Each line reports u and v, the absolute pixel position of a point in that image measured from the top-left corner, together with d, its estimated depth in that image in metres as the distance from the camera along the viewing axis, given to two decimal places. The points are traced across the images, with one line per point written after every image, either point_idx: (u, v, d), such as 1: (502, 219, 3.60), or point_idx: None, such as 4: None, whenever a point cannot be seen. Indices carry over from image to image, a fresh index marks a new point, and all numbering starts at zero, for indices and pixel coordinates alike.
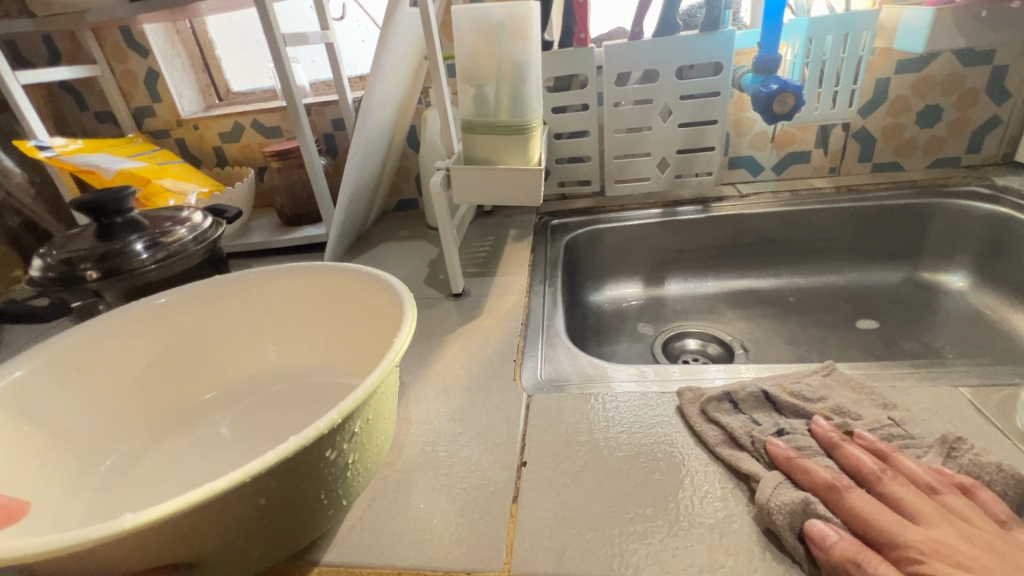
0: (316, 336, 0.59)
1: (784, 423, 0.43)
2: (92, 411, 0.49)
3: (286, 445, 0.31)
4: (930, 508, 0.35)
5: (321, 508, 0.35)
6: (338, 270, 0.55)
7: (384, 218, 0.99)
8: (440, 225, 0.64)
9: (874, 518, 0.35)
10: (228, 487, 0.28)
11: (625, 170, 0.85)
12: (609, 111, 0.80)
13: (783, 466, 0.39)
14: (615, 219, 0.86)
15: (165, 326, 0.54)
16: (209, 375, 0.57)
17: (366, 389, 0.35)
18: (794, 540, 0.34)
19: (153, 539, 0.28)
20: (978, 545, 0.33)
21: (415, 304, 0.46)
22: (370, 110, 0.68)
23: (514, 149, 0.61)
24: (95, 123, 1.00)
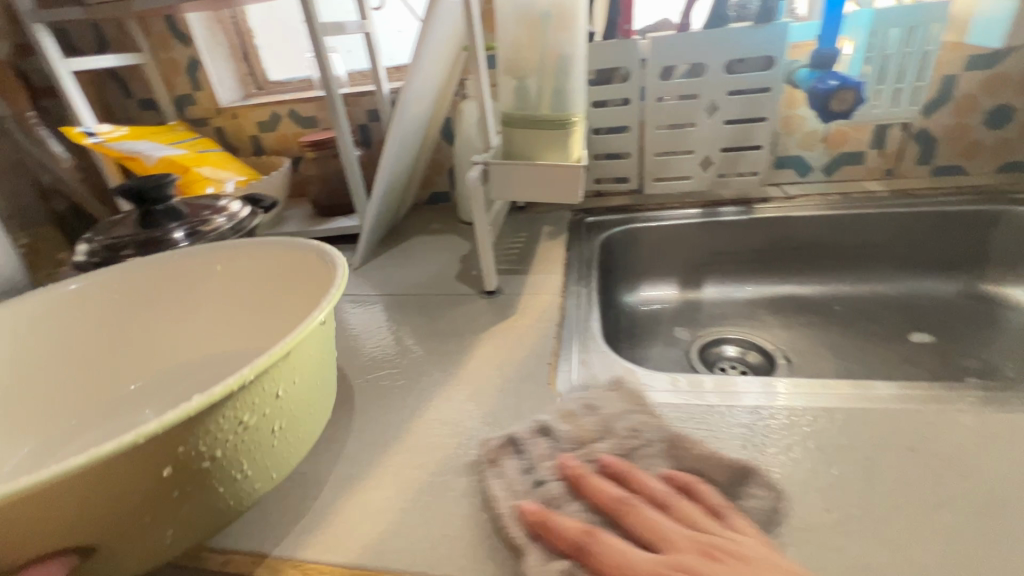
0: (260, 321, 0.56)
1: (541, 471, 0.41)
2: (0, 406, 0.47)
3: (187, 404, 0.29)
4: (675, 531, 0.34)
5: (236, 476, 0.34)
6: (270, 245, 0.54)
7: (416, 211, 0.98)
8: (476, 220, 0.62)
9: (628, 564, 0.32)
10: (115, 451, 0.26)
11: (665, 168, 0.82)
12: (651, 106, 0.77)
13: (540, 532, 0.35)
14: (652, 218, 0.84)
15: (83, 311, 0.51)
16: (138, 364, 0.55)
17: (283, 346, 0.34)
18: None
19: (27, 514, 0.26)
20: (703, 549, 0.33)
21: (346, 263, 0.46)
22: (408, 101, 0.67)
23: (554, 145, 0.59)
24: (138, 110, 1.02)
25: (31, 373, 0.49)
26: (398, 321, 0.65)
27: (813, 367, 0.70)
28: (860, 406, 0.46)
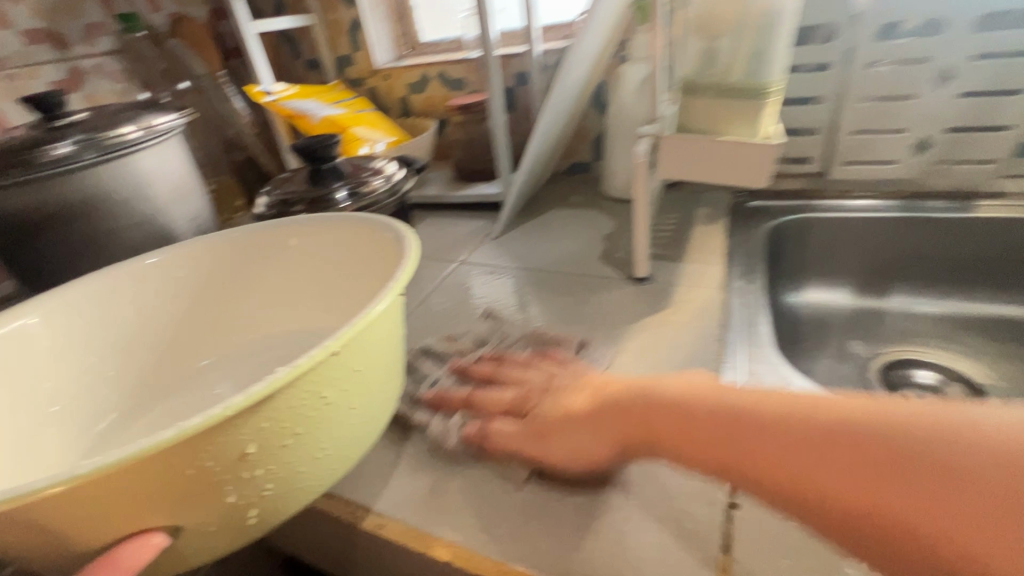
0: (317, 300, 0.56)
1: (435, 368, 0.51)
2: (94, 372, 0.51)
3: (272, 377, 0.28)
4: (530, 375, 0.46)
5: (317, 458, 0.32)
6: (326, 222, 0.52)
7: (555, 182, 0.94)
8: (637, 200, 0.57)
9: (510, 403, 0.43)
10: (207, 423, 0.25)
11: (863, 148, 0.69)
12: (857, 71, 0.64)
13: (438, 401, 0.46)
14: (833, 207, 0.71)
15: (148, 289, 0.53)
16: (213, 337, 0.57)
17: (362, 321, 0.33)
18: (474, 449, 0.42)
19: (120, 490, 0.25)
20: (541, 374, 0.45)
21: (413, 232, 0.45)
22: (571, 64, 0.62)
23: (744, 117, 0.50)
24: (305, 71, 1.10)
25: (116, 341, 0.52)
26: (537, 299, 0.62)
27: None
28: None
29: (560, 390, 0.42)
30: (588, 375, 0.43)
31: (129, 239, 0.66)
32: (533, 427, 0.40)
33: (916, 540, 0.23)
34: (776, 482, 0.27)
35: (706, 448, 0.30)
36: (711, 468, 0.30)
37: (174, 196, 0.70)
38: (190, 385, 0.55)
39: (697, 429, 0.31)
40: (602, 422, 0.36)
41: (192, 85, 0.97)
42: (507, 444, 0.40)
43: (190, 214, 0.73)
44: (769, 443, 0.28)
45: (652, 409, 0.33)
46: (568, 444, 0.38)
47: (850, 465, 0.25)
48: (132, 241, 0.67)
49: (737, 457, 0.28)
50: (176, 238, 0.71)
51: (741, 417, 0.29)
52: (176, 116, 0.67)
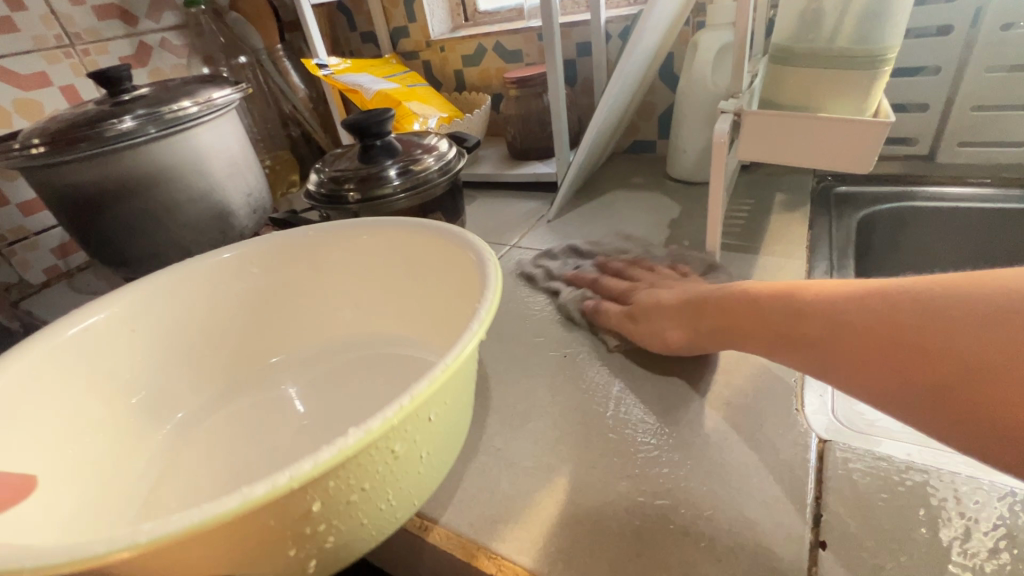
0: (398, 303, 0.56)
1: (577, 261, 0.62)
2: (164, 369, 0.50)
3: (342, 442, 0.26)
4: (648, 276, 0.54)
5: (382, 510, 0.31)
6: (411, 226, 0.50)
7: (614, 161, 0.89)
8: (712, 185, 0.50)
9: (623, 290, 0.52)
10: (274, 493, 0.24)
11: (984, 127, 0.59)
12: (988, 35, 0.54)
13: (571, 280, 0.57)
14: (938, 197, 0.61)
15: (220, 285, 0.52)
16: (285, 335, 0.57)
17: (441, 373, 0.30)
18: (586, 321, 0.52)
19: (184, 551, 0.24)
20: (649, 276, 0.54)
21: (496, 255, 0.42)
22: (643, 31, 0.56)
23: (848, 90, 0.43)
24: (360, 44, 1.08)
25: (187, 339, 0.52)
26: None
27: None
28: None
29: (658, 286, 0.50)
30: (686, 280, 0.51)
31: (188, 215, 0.67)
32: (628, 310, 0.49)
33: (932, 350, 0.29)
34: (824, 334, 0.34)
35: (770, 320, 0.38)
36: (776, 336, 0.37)
37: (229, 172, 0.70)
38: (258, 383, 0.55)
39: (764, 308, 0.39)
40: (689, 313, 0.44)
41: (249, 60, 0.97)
42: (608, 322, 0.50)
43: (245, 191, 0.73)
44: (817, 305, 0.36)
45: (728, 297, 0.42)
46: (652, 325, 0.46)
47: (883, 308, 0.32)
48: (190, 217, 0.67)
49: (794, 322, 0.36)
50: (231, 214, 0.71)
51: (800, 294, 0.37)
52: (232, 91, 0.67)
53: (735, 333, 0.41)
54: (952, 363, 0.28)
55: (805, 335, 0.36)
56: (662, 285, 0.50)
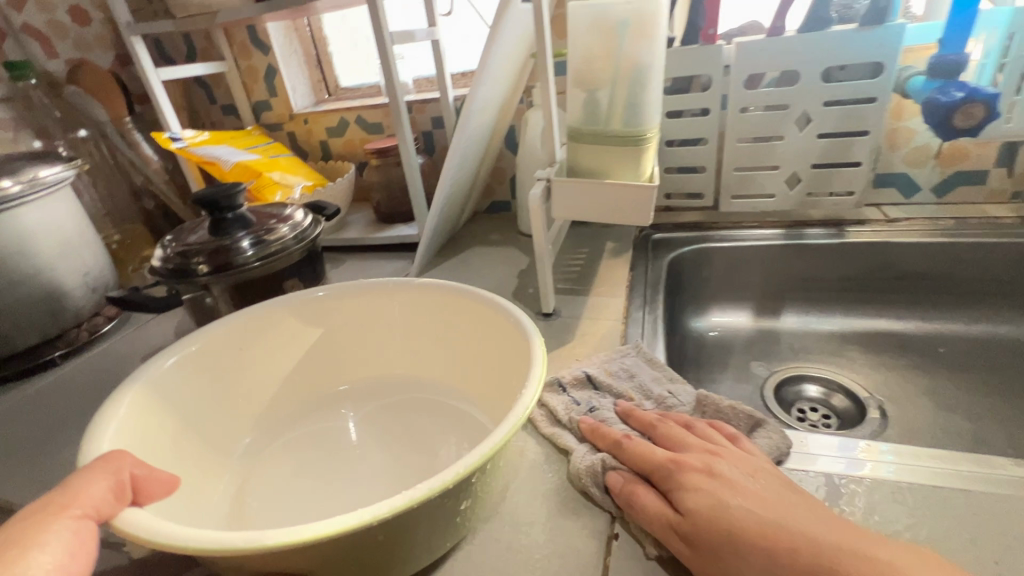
0: (443, 356, 0.60)
1: (597, 401, 0.50)
2: (237, 395, 0.55)
3: (413, 492, 0.31)
4: (693, 441, 0.42)
5: (430, 543, 0.36)
6: (469, 294, 0.54)
7: (476, 220, 0.97)
8: (536, 240, 0.59)
9: (666, 464, 0.40)
10: (356, 527, 0.30)
11: (745, 183, 0.75)
12: (733, 116, 0.71)
13: (588, 436, 0.46)
14: (725, 238, 0.76)
15: (304, 321, 0.58)
16: (345, 370, 0.62)
17: (497, 443, 0.35)
18: (608, 499, 0.41)
19: (299, 553, 0.31)
20: (705, 450, 0.41)
21: (545, 344, 0.44)
22: (471, 112, 0.65)
23: (625, 161, 0.54)
24: (221, 116, 1.08)
25: (263, 369, 0.57)
26: None
27: (915, 418, 0.62)
28: (981, 489, 0.40)
29: (735, 492, 0.36)
30: (771, 483, 0.37)
31: (6, 299, 0.61)
32: (688, 532, 0.35)
33: None
34: None
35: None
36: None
37: (66, 252, 0.67)
38: (322, 408, 0.60)
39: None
40: (773, 556, 0.31)
41: (91, 133, 0.93)
42: (647, 522, 0.37)
43: (82, 269, 0.68)
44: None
45: None
46: (726, 571, 0.32)
47: None
48: (8, 302, 0.62)
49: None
50: (65, 295, 0.67)
51: None
52: (63, 168, 0.64)
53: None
54: None
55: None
56: (739, 491, 0.36)
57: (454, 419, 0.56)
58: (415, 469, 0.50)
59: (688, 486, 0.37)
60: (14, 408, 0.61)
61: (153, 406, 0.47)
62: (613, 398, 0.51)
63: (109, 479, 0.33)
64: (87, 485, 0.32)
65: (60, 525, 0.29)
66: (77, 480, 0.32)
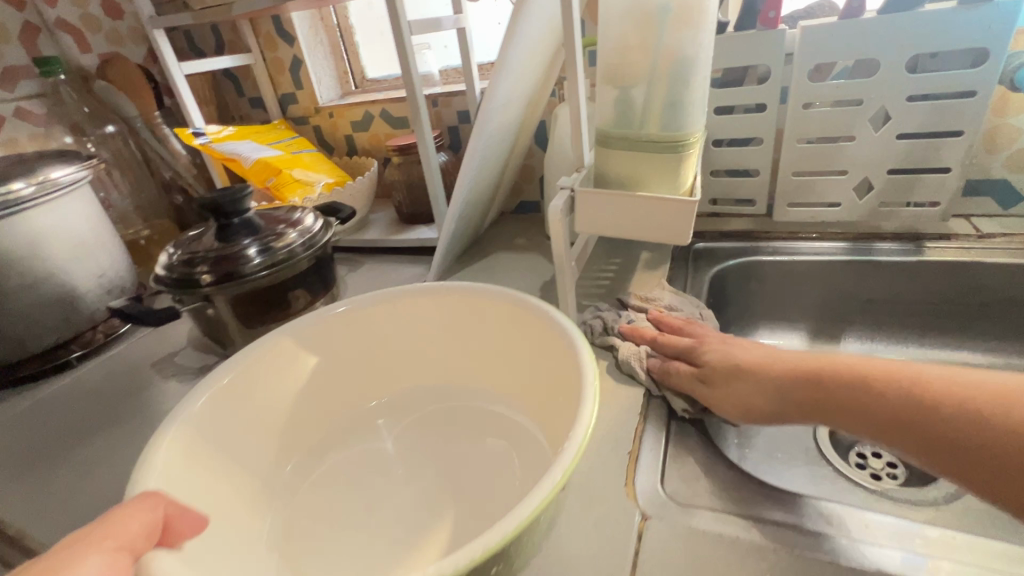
0: (493, 367, 0.54)
1: (629, 311, 0.59)
2: (281, 416, 0.50)
3: None
4: (708, 330, 0.52)
5: None
6: (524, 307, 0.48)
7: (502, 221, 0.91)
8: (557, 256, 0.52)
9: (690, 342, 0.50)
10: None
11: (805, 190, 0.66)
12: (794, 112, 0.61)
13: (626, 334, 0.55)
14: (780, 250, 0.67)
15: (346, 332, 0.53)
16: (380, 383, 0.57)
17: (515, 526, 0.31)
18: (648, 378, 0.50)
19: None
20: (718, 334, 0.51)
21: (596, 397, 0.38)
22: (492, 108, 0.59)
23: (660, 171, 0.47)
24: (249, 109, 1.06)
25: (305, 388, 0.51)
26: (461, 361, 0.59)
27: None
28: None
29: (743, 351, 0.47)
30: (774, 348, 0.48)
31: (20, 302, 0.61)
32: (705, 374, 0.46)
33: (985, 449, 0.30)
34: (882, 414, 0.36)
35: (878, 404, 0.36)
36: (880, 419, 0.36)
37: (80, 253, 0.66)
38: (361, 427, 0.54)
39: (875, 391, 0.37)
40: (761, 377, 0.43)
41: (119, 129, 0.92)
42: (680, 382, 0.48)
43: (97, 271, 0.67)
44: (930, 412, 0.33)
45: (834, 377, 0.39)
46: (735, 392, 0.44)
47: (983, 409, 0.31)
48: (22, 305, 0.61)
49: (905, 407, 0.35)
50: (79, 298, 0.66)
51: (871, 373, 0.38)
52: (79, 169, 0.63)
53: (836, 414, 0.38)
54: (1007, 456, 0.29)
55: (918, 431, 0.33)
56: (749, 350, 0.47)
57: (505, 444, 0.50)
58: (411, 509, 0.45)
59: (707, 350, 0.49)
60: (29, 410, 0.62)
61: (196, 448, 0.41)
62: (642, 313, 0.59)
63: (145, 517, 0.32)
64: (127, 519, 0.31)
65: (106, 553, 0.28)
66: (116, 513, 0.31)
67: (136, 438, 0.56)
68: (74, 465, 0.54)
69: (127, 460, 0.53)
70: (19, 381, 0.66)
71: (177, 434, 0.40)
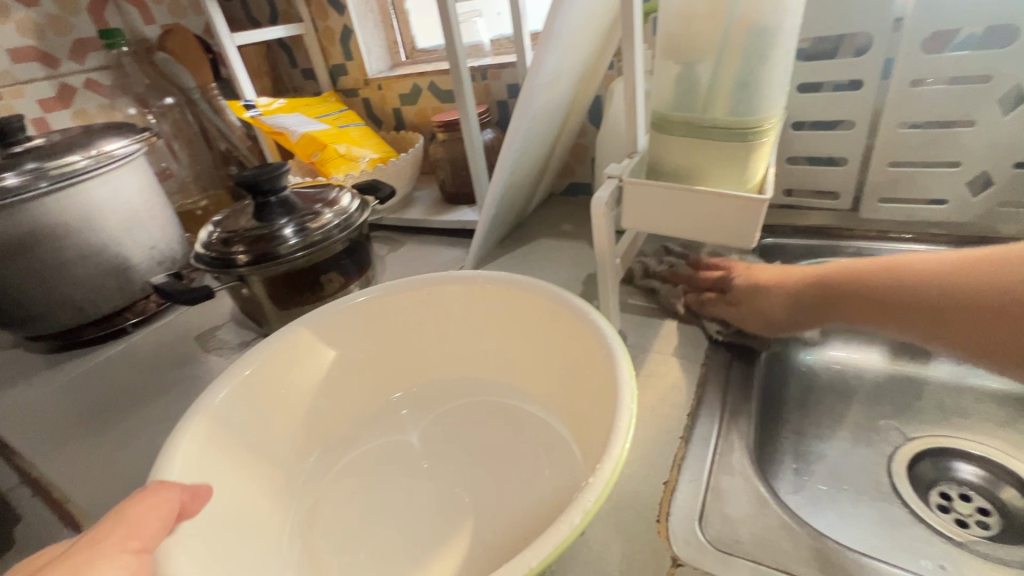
0: (525, 366, 0.50)
1: (669, 253, 0.62)
2: (304, 404, 0.49)
3: None
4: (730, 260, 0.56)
5: None
6: (562, 306, 0.44)
7: (549, 204, 0.86)
8: (600, 253, 0.47)
9: (718, 274, 0.55)
10: None
11: (903, 183, 0.56)
12: (898, 91, 0.51)
13: (665, 277, 0.58)
14: (866, 251, 0.59)
15: (371, 322, 0.51)
16: (406, 375, 0.54)
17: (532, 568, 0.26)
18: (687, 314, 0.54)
19: None
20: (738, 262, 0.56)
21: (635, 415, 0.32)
22: (538, 83, 0.53)
23: (725, 162, 0.40)
24: (302, 80, 1.06)
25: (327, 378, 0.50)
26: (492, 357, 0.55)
27: None
28: None
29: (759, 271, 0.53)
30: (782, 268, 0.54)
31: (78, 271, 0.64)
32: (731, 296, 0.51)
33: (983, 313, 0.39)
34: (892, 305, 0.44)
35: (878, 294, 0.45)
36: (881, 305, 0.45)
37: (132, 226, 0.67)
38: (385, 419, 0.52)
39: (874, 285, 0.45)
40: (781, 292, 0.50)
41: (178, 101, 0.94)
42: (713, 312, 0.52)
43: (149, 243, 0.69)
44: (916, 290, 0.43)
45: (843, 281, 0.47)
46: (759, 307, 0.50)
47: (975, 282, 0.40)
48: (82, 273, 0.64)
49: (900, 292, 0.44)
50: (132, 269, 0.68)
51: (872, 270, 0.46)
52: (133, 142, 0.64)
53: (854, 311, 0.47)
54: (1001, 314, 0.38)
55: (917, 305, 0.43)
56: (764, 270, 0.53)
57: (534, 449, 0.46)
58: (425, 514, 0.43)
59: (731, 276, 0.54)
60: (88, 375, 0.65)
61: (215, 438, 0.41)
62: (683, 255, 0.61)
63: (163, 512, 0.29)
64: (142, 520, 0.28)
65: (122, 560, 0.26)
66: (125, 513, 0.28)
67: (173, 411, 0.57)
68: (118, 433, 0.56)
69: (164, 433, 0.55)
70: (79, 344, 0.70)
71: (195, 425, 0.39)
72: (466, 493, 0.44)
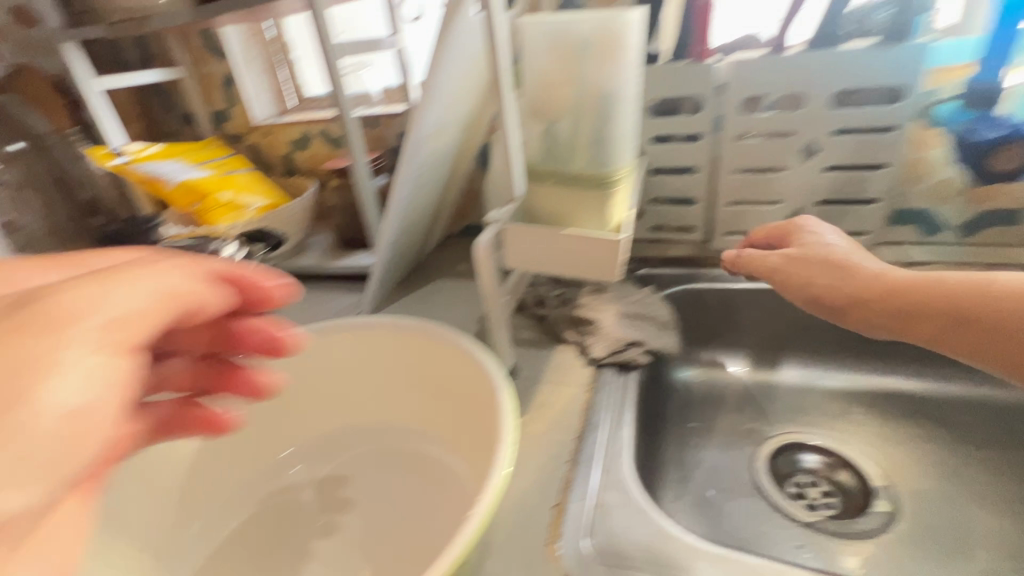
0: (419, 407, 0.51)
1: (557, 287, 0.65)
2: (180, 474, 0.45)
3: None
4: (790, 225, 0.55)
5: None
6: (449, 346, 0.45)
7: (447, 245, 0.88)
8: (487, 292, 0.50)
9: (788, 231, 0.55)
10: None
11: (741, 219, 0.66)
12: (727, 143, 0.61)
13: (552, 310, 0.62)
14: (718, 277, 0.68)
15: None
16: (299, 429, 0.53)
17: None
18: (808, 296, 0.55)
19: None
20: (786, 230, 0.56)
21: (514, 447, 0.35)
22: (421, 134, 0.56)
23: (587, 208, 0.46)
24: (180, 125, 1.00)
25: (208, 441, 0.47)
26: None
27: (928, 514, 0.53)
28: None
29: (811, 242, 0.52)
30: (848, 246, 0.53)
31: None
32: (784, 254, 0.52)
33: None
34: (958, 326, 0.43)
35: (945, 308, 0.44)
36: (945, 319, 0.44)
37: None
38: (276, 478, 0.50)
39: (940, 302, 0.44)
40: (840, 273, 0.49)
41: (28, 146, 0.85)
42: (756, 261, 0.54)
43: None
44: (909, 314, 0.45)
45: (916, 287, 0.45)
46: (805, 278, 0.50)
47: None
48: None
49: (971, 312, 0.42)
50: None
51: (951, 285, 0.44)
52: None
53: (916, 325, 0.45)
54: None
55: (919, 328, 0.45)
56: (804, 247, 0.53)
57: (432, 491, 0.46)
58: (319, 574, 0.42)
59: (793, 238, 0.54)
60: None
61: None
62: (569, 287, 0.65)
63: None
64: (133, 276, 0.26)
65: None
66: None
67: None
68: None
69: None
70: None
71: None
72: (365, 544, 0.43)
